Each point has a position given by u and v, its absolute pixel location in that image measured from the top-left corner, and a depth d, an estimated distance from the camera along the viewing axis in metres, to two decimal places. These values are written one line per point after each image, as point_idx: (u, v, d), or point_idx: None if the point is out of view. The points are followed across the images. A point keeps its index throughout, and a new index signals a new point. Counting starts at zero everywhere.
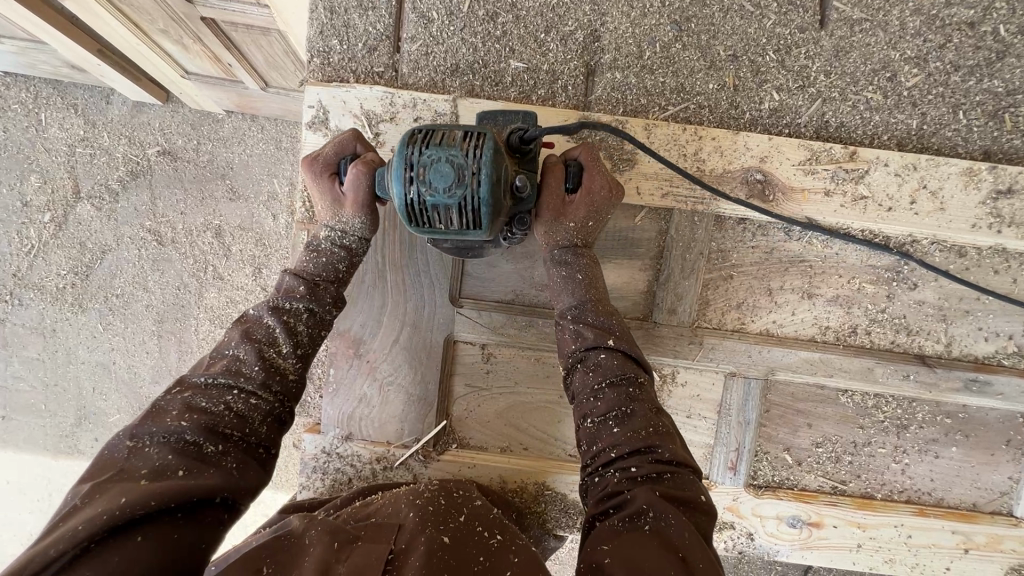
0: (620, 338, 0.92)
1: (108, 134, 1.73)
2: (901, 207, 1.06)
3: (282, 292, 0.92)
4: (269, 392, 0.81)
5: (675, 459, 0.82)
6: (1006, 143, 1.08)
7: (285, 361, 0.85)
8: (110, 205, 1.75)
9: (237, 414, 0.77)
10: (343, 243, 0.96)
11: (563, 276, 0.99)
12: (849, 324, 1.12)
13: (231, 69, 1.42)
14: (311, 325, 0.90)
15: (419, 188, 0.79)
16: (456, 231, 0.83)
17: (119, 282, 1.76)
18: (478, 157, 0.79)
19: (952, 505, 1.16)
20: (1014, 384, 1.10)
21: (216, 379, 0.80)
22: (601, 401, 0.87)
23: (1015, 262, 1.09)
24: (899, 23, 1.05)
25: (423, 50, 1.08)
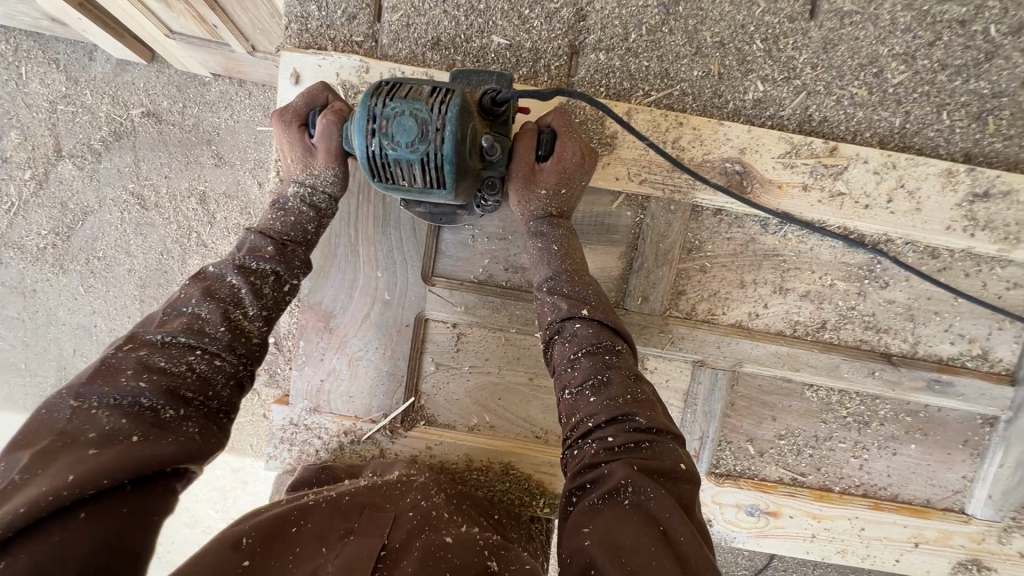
0: (594, 308, 0.92)
1: (92, 92, 1.69)
2: (878, 205, 1.06)
3: (248, 251, 0.91)
4: (232, 355, 0.82)
5: (652, 426, 0.80)
6: (987, 146, 1.07)
7: (251, 323, 0.85)
8: (92, 165, 1.71)
9: (200, 376, 0.77)
10: (312, 202, 0.97)
11: (538, 248, 0.99)
12: (820, 320, 1.13)
13: (215, 30, 1.38)
14: (277, 290, 0.90)
15: (382, 141, 0.78)
16: (419, 188, 0.82)
17: (101, 245, 1.73)
18: (443, 112, 0.77)
19: (907, 500, 1.19)
20: (975, 386, 1.12)
21: (175, 337, 0.79)
22: (578, 370, 0.86)
23: (987, 266, 1.10)
24: (889, 18, 1.04)
25: (404, 20, 1.05)
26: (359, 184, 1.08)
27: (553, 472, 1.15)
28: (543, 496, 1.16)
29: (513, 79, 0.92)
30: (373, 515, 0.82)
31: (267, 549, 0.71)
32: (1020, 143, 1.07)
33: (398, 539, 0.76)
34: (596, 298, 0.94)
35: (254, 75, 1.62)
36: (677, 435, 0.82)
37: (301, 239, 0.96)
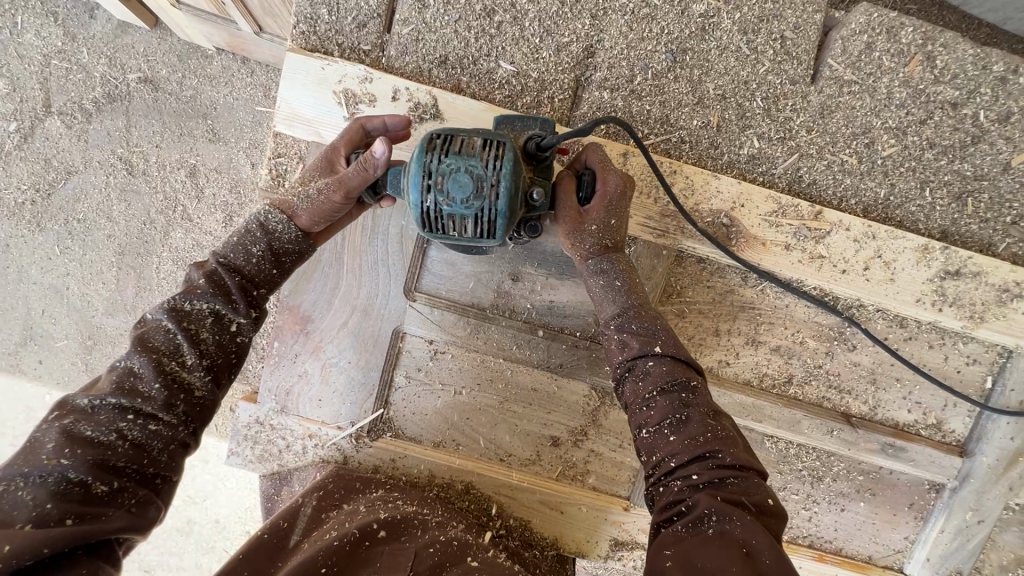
0: (665, 344, 0.90)
1: (89, 51, 1.66)
2: (854, 270, 1.09)
3: (185, 290, 0.85)
4: (171, 413, 0.76)
5: (737, 463, 0.78)
6: (963, 227, 1.11)
7: (190, 374, 0.80)
8: (81, 125, 1.67)
9: (132, 443, 0.72)
10: (266, 221, 0.92)
11: (601, 286, 0.96)
12: (787, 373, 1.16)
13: (224, 7, 1.37)
14: (218, 332, 0.84)
15: (437, 196, 0.80)
16: (469, 238, 0.84)
17: (82, 207, 1.70)
18: (498, 169, 0.79)
19: (850, 554, 1.23)
20: (926, 453, 1.16)
21: (105, 400, 0.74)
22: (653, 410, 0.84)
23: (949, 340, 1.15)
24: (886, 92, 1.07)
25: (414, 35, 1.05)
26: None
27: (514, 495, 1.17)
28: (501, 519, 1.17)
29: (553, 120, 0.92)
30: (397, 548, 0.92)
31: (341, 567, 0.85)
32: (994, 227, 1.11)
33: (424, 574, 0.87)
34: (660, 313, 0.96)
35: (259, 55, 1.60)
36: (762, 472, 0.79)
37: (245, 267, 0.89)
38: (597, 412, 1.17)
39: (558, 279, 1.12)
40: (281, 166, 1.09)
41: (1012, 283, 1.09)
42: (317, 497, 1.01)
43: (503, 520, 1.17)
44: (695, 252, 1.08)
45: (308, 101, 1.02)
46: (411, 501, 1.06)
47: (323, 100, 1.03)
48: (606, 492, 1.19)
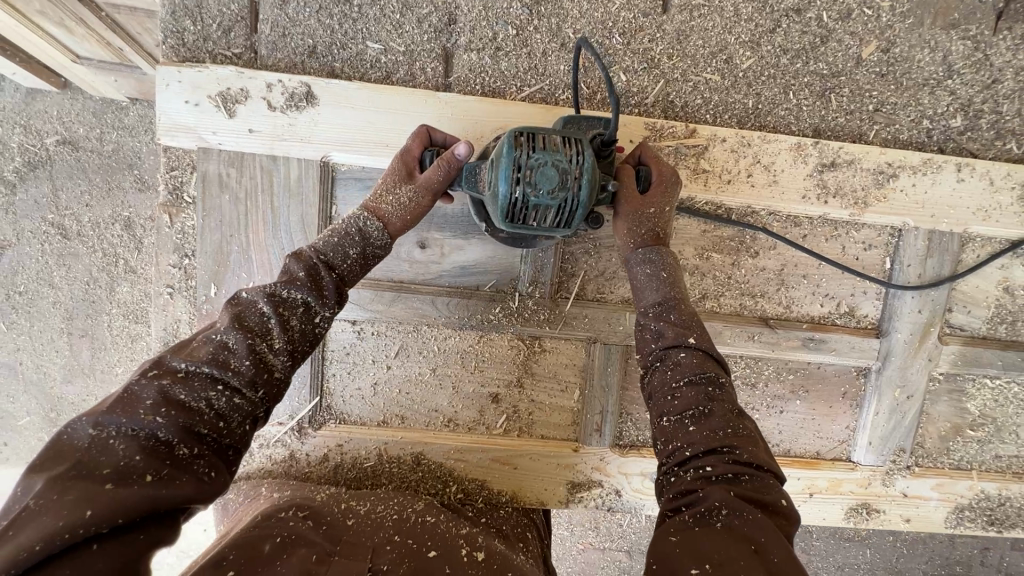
0: (699, 337, 0.92)
1: (3, 123, 1.76)
2: (738, 179, 1.15)
3: (283, 278, 0.87)
4: (253, 390, 0.77)
5: (754, 461, 0.80)
6: (832, 122, 1.18)
7: (275, 358, 0.80)
8: (7, 197, 1.78)
9: (216, 413, 0.73)
10: (361, 226, 0.95)
11: (647, 274, 0.99)
12: (701, 290, 1.20)
13: (123, 54, 1.49)
14: (304, 321, 0.85)
15: (525, 188, 0.83)
16: (546, 228, 0.88)
17: (22, 279, 1.83)
18: (580, 162, 0.85)
19: (799, 454, 1.28)
20: (845, 341, 1.22)
21: (199, 368, 0.75)
22: (679, 399, 0.86)
23: (842, 230, 1.21)
24: (733, 9, 1.13)
25: (280, 31, 1.08)
26: (246, 191, 1.08)
27: (465, 457, 1.20)
28: (456, 485, 1.20)
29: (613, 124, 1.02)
30: (361, 528, 0.92)
31: (296, 539, 0.81)
32: (860, 117, 1.19)
33: (385, 563, 0.80)
34: (647, 253, 1.00)
35: None
36: (780, 474, 0.81)
37: (341, 265, 0.92)
38: (530, 362, 1.20)
39: (466, 239, 1.15)
40: (177, 178, 1.10)
41: (885, 164, 1.16)
42: (279, 500, 1.00)
43: (459, 486, 1.21)
44: None
45: (186, 109, 1.04)
46: (360, 500, 1.06)
47: (201, 105, 1.05)
48: (555, 439, 1.23)
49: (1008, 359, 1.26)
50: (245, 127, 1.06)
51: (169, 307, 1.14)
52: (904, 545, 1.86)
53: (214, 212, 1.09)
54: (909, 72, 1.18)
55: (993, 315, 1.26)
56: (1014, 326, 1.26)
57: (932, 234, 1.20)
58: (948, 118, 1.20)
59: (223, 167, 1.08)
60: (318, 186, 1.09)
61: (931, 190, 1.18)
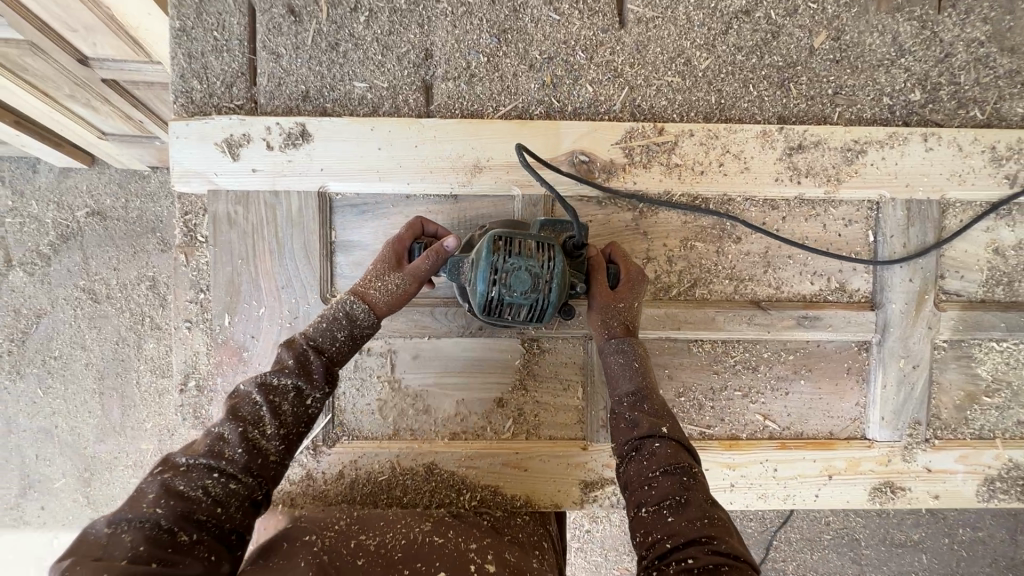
0: (671, 427, 0.99)
1: (38, 202, 1.93)
2: (711, 169, 1.20)
3: (274, 368, 0.96)
4: (249, 476, 0.84)
5: (733, 552, 0.80)
6: (794, 109, 1.25)
7: (268, 442, 0.88)
8: (42, 269, 1.95)
9: (214, 499, 0.79)
10: (350, 310, 1.03)
11: (620, 363, 1.07)
12: (690, 279, 1.24)
13: (143, 125, 1.66)
14: (297, 405, 0.93)
15: (500, 289, 0.93)
16: (518, 321, 0.99)
17: (57, 344, 1.96)
18: (552, 268, 0.95)
19: (812, 436, 1.27)
20: (840, 316, 1.23)
21: (197, 460, 0.83)
22: (656, 489, 0.90)
23: (819, 209, 1.24)
24: (685, 18, 1.23)
25: (276, 82, 1.21)
26: (253, 226, 1.18)
27: (476, 464, 1.23)
28: (470, 492, 1.23)
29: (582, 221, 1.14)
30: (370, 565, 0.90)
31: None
32: (821, 101, 1.25)
33: None
34: (619, 341, 1.08)
35: None
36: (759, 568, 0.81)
37: (331, 347, 1.00)
38: (530, 365, 1.24)
39: None
40: (191, 221, 1.20)
41: (851, 142, 1.21)
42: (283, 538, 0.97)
43: (473, 493, 1.23)
44: (565, 193, 1.21)
45: (196, 157, 1.16)
46: (368, 532, 1.04)
47: (209, 152, 1.16)
48: (563, 439, 1.24)
49: (1011, 320, 1.25)
50: (248, 168, 1.16)
51: (188, 339, 1.21)
52: (962, 547, 1.78)
53: (224, 248, 1.18)
54: (862, 56, 1.25)
55: (988, 277, 1.26)
56: (1012, 287, 1.26)
57: (910, 203, 1.23)
58: (907, 92, 1.25)
59: (230, 206, 1.17)
60: (318, 215, 1.18)
61: (901, 161, 1.22)
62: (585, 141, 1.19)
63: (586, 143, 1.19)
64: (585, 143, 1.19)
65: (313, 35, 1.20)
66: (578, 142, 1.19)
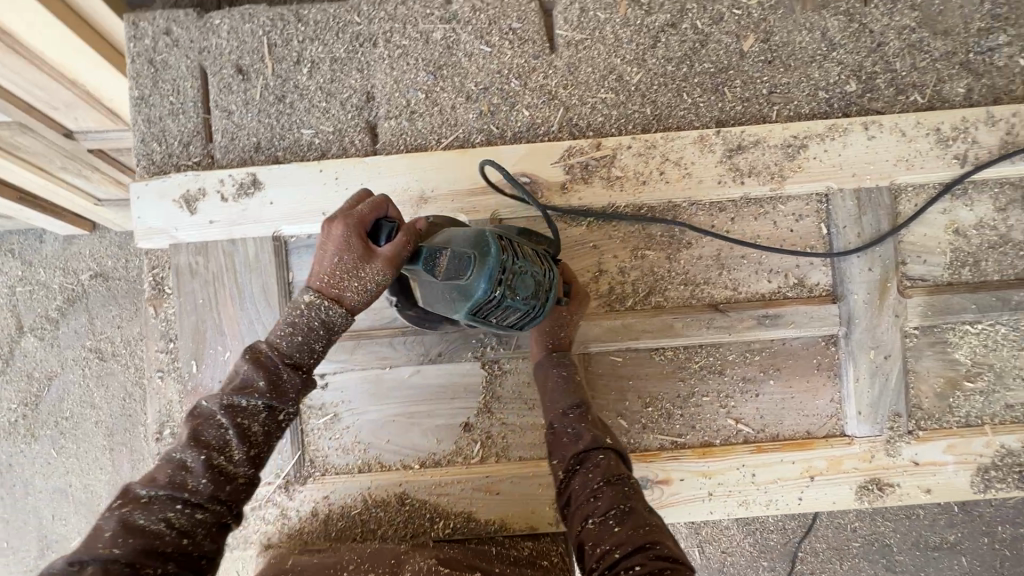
0: (613, 440, 1.02)
1: (45, 269, 2.03)
2: (652, 178, 1.22)
3: (241, 385, 0.90)
4: (215, 503, 0.84)
5: (673, 555, 0.83)
6: (731, 111, 1.26)
7: (236, 467, 0.86)
8: (51, 332, 2.03)
9: (177, 530, 0.79)
10: (326, 316, 0.94)
11: (561, 377, 1.11)
12: (645, 288, 1.24)
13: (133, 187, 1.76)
14: (268, 422, 0.90)
15: (506, 290, 0.91)
16: (499, 323, 0.99)
17: (68, 405, 2.03)
18: (547, 278, 1.01)
19: (790, 437, 1.24)
20: (802, 312, 1.22)
21: (158, 492, 0.81)
22: (600, 500, 0.92)
23: (768, 207, 1.24)
24: (613, 37, 1.27)
25: (229, 136, 1.28)
26: (213, 275, 1.23)
27: (447, 491, 1.22)
28: (443, 521, 1.22)
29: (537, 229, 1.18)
30: None
31: None
32: (757, 102, 1.27)
33: None
34: (559, 358, 1.12)
35: None
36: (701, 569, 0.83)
37: (307, 361, 0.94)
38: (493, 387, 1.24)
39: None
40: (158, 275, 1.26)
41: (791, 137, 1.22)
42: None
43: (446, 521, 1.22)
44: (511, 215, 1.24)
45: (157, 214, 1.22)
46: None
47: (168, 209, 1.22)
48: (532, 459, 1.23)
49: (982, 301, 1.21)
50: (206, 220, 1.22)
51: (162, 389, 1.26)
52: (1002, 545, 1.69)
53: (187, 297, 1.23)
54: (793, 54, 1.27)
55: (952, 260, 1.23)
56: (979, 267, 1.23)
57: (859, 192, 1.22)
58: (842, 85, 1.26)
59: (190, 258, 1.23)
60: (274, 258, 1.23)
61: (845, 151, 1.21)
62: (528, 162, 1.22)
63: (528, 163, 1.22)
64: (528, 164, 1.22)
65: (261, 90, 1.28)
66: (521, 164, 1.22)
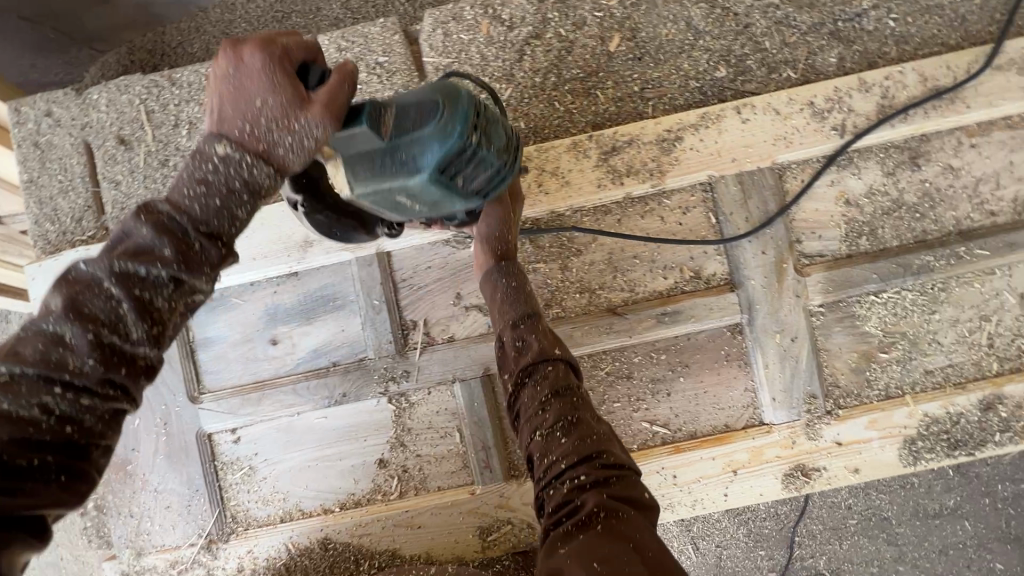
0: (562, 349, 1.00)
1: None
2: (532, 192, 1.21)
3: (128, 250, 0.68)
4: (110, 388, 0.66)
5: (620, 463, 0.87)
6: (605, 113, 1.26)
7: (134, 349, 0.67)
8: None
9: (58, 416, 0.62)
10: (245, 174, 0.70)
11: (507, 287, 1.05)
12: (541, 300, 1.23)
13: None
14: (172, 298, 0.69)
15: (480, 137, 0.87)
16: (467, 189, 0.90)
17: None
18: (511, 142, 0.99)
19: (709, 432, 1.21)
20: (701, 305, 1.20)
21: (29, 369, 0.62)
22: (549, 413, 0.91)
23: (653, 204, 1.23)
24: (479, 56, 1.27)
25: (119, 206, 1.30)
26: None
27: (369, 531, 1.21)
28: (368, 561, 1.21)
29: None
30: None
31: None
32: (631, 99, 1.26)
33: None
34: (505, 267, 1.06)
35: None
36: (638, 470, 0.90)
37: (228, 231, 0.72)
38: (402, 419, 1.23)
39: (309, 323, 1.25)
40: None
41: (665, 131, 1.21)
42: None
43: (371, 561, 1.20)
44: (397, 246, 1.23)
45: None
46: None
47: None
48: (451, 487, 1.22)
49: (882, 269, 1.19)
50: None
51: None
52: (1007, 505, 1.54)
53: None
54: (661, 47, 1.26)
55: (848, 231, 1.21)
56: (876, 235, 1.21)
57: (742, 176, 1.21)
58: (713, 71, 1.25)
59: None
60: None
61: (721, 137, 1.20)
62: None
63: None
64: None
65: (143, 157, 1.30)
66: None
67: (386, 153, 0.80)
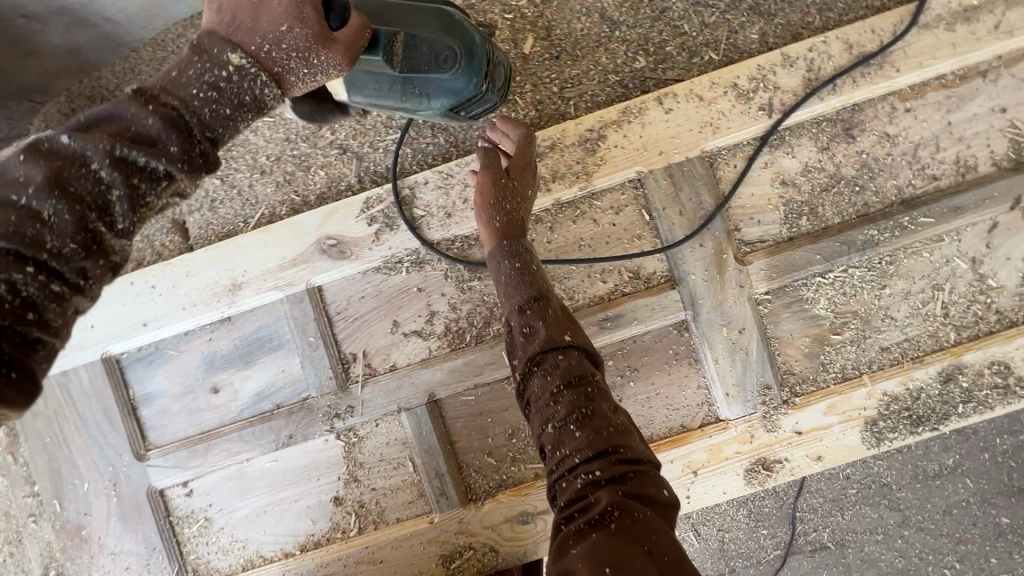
0: (575, 335, 0.93)
1: None
2: (457, 208, 1.18)
3: (132, 133, 0.66)
4: (78, 277, 0.64)
5: (637, 458, 0.81)
6: (526, 118, 1.22)
7: (116, 241, 0.67)
8: None
9: (23, 299, 0.60)
10: (263, 89, 0.72)
11: (512, 271, 1.00)
12: (480, 319, 1.19)
13: None
14: (162, 196, 0.68)
15: (486, 83, 0.98)
16: (464, 116, 1.06)
17: None
18: (502, 64, 1.07)
19: (665, 434, 1.18)
20: (642, 306, 1.16)
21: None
22: (561, 405, 0.86)
23: (583, 207, 1.19)
24: None
25: None
26: (53, 411, 1.22)
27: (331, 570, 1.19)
28: None
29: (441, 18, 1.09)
30: None
31: None
32: (551, 101, 1.21)
33: None
34: (510, 246, 1.02)
35: None
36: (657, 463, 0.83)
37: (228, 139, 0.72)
38: (354, 453, 1.21)
39: (249, 366, 1.22)
40: None
41: (587, 131, 1.17)
42: None
43: None
44: (329, 279, 1.21)
45: None
46: None
47: None
48: (409, 517, 1.20)
49: (826, 249, 1.14)
50: None
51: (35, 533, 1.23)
52: (1009, 459, 1.37)
53: (35, 438, 1.22)
54: (577, 43, 1.21)
55: (787, 213, 1.17)
56: (816, 214, 1.16)
57: (671, 168, 1.16)
58: (633, 62, 1.20)
59: None
60: (106, 380, 1.21)
61: (645, 131, 1.16)
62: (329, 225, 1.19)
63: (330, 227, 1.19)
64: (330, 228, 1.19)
65: None
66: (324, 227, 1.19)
67: (398, 83, 0.90)
